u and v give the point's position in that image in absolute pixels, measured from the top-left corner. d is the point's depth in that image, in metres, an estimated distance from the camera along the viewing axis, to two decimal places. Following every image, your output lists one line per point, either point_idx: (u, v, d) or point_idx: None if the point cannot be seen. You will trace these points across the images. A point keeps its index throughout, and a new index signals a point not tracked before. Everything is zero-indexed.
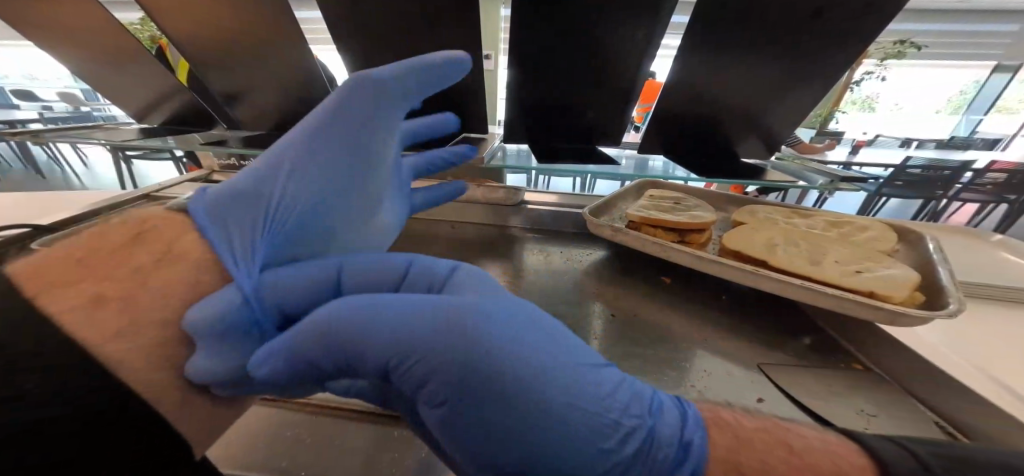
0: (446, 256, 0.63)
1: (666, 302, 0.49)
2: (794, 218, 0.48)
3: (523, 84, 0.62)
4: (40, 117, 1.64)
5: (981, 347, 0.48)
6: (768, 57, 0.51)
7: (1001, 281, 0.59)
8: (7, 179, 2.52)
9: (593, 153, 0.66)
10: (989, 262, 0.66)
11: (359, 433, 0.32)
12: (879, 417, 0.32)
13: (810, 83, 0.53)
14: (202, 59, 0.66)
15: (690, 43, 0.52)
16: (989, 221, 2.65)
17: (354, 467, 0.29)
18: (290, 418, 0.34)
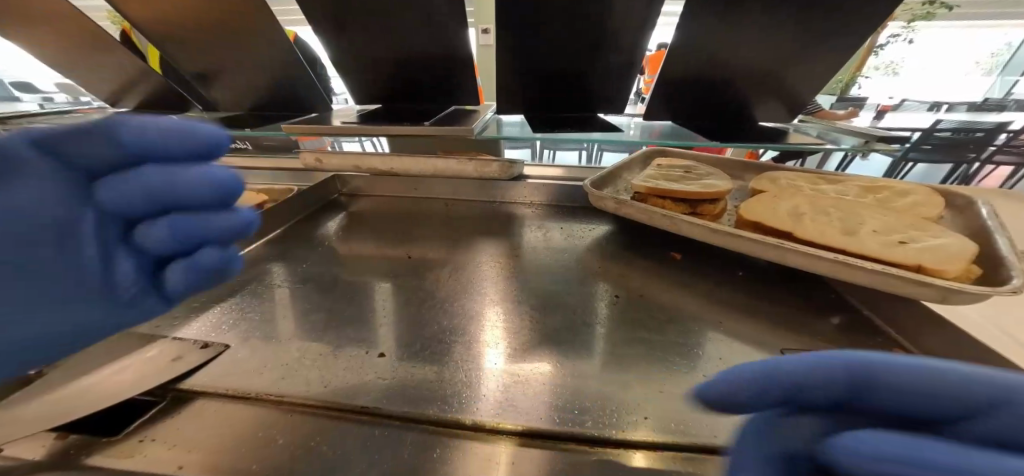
0: (439, 238, 0.60)
1: (680, 281, 0.45)
2: (821, 184, 0.43)
3: (515, 51, 0.55)
4: (47, 109, 1.66)
5: None
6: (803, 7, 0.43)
7: None
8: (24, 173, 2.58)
9: (594, 122, 0.60)
10: None
11: (317, 426, 0.27)
12: None
13: (852, 34, 0.45)
14: (167, 40, 0.59)
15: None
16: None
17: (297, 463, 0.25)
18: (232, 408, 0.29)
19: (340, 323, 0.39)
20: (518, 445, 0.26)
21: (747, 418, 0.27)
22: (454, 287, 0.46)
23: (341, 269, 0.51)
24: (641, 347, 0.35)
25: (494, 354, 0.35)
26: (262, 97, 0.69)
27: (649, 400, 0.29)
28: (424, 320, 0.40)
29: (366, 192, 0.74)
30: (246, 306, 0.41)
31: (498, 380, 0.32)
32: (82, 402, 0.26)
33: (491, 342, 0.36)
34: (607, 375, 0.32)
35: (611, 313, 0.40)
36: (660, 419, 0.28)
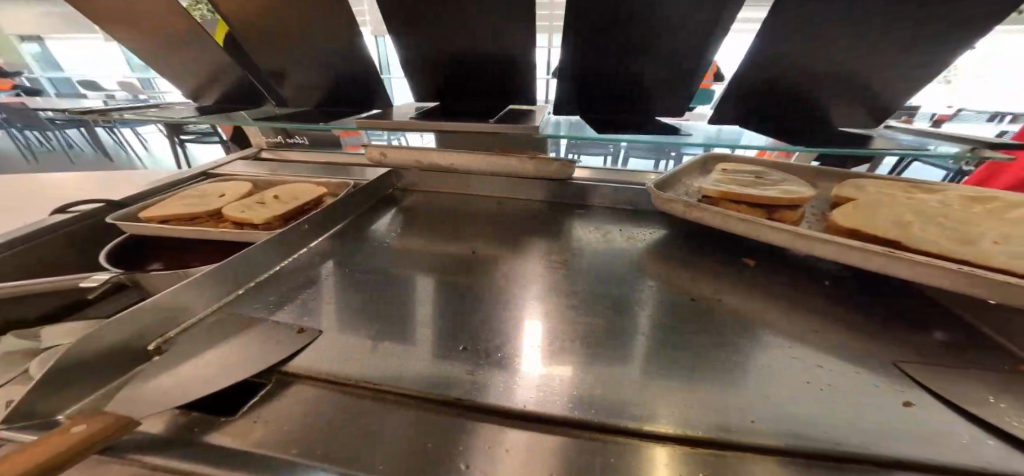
0: (496, 235, 0.61)
1: (753, 285, 0.44)
2: (917, 192, 0.40)
3: (580, 50, 0.55)
4: (123, 105, 1.82)
5: None
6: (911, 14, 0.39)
7: None
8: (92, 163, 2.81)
9: (655, 125, 0.59)
10: None
11: (419, 417, 0.28)
12: None
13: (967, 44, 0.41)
14: (247, 38, 0.62)
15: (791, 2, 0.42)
16: None
17: (411, 449, 0.26)
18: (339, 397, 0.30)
19: (415, 315, 0.41)
20: (545, 431, 0.27)
21: (785, 419, 0.27)
22: (518, 283, 0.47)
23: (406, 262, 0.53)
24: (729, 352, 0.34)
25: (540, 350, 0.35)
26: (327, 95, 0.72)
27: (704, 397, 0.29)
28: (496, 314, 0.41)
29: (419, 188, 0.76)
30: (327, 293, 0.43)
31: (552, 376, 0.31)
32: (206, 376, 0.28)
33: (536, 338, 0.36)
34: (652, 373, 0.31)
35: (684, 315, 0.39)
36: (684, 412, 0.28)
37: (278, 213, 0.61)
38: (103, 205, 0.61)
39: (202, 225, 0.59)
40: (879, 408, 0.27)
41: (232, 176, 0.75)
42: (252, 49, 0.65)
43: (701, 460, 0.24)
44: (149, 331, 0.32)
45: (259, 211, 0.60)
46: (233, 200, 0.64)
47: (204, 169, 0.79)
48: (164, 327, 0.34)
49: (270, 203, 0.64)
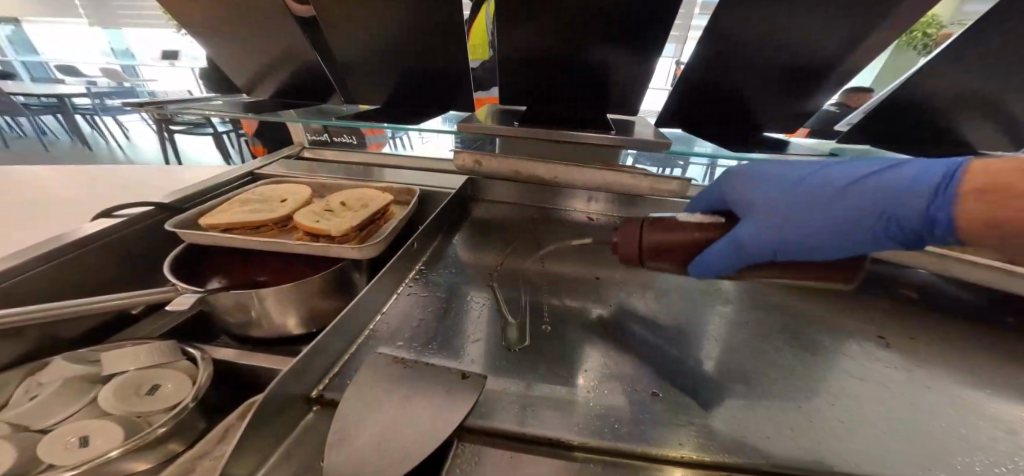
0: (594, 254, 0.56)
1: (898, 331, 0.42)
2: None
3: (704, 61, 0.51)
4: (117, 88, 1.67)
5: None
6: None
7: None
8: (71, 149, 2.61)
9: (769, 141, 0.55)
10: None
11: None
12: None
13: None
14: (330, 26, 0.56)
15: (973, 32, 0.39)
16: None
17: None
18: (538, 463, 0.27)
19: (566, 358, 0.37)
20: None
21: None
22: (653, 316, 0.44)
23: (519, 288, 0.47)
24: (908, 408, 0.33)
25: (722, 394, 0.34)
26: (400, 93, 0.66)
27: (906, 455, 0.29)
28: (652, 357, 0.38)
29: (493, 198, 0.71)
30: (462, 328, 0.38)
31: (753, 425, 0.31)
32: (412, 440, 0.24)
33: (704, 380, 0.35)
34: (844, 425, 0.31)
35: (854, 366, 0.38)
36: (890, 469, 0.28)
37: (355, 223, 0.53)
38: (152, 209, 0.53)
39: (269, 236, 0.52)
40: None
41: (286, 179, 0.68)
42: (330, 39, 0.58)
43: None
44: (307, 376, 0.28)
45: (335, 220, 0.54)
46: (299, 206, 0.58)
47: (249, 168, 0.71)
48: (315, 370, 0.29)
49: (339, 211, 0.57)
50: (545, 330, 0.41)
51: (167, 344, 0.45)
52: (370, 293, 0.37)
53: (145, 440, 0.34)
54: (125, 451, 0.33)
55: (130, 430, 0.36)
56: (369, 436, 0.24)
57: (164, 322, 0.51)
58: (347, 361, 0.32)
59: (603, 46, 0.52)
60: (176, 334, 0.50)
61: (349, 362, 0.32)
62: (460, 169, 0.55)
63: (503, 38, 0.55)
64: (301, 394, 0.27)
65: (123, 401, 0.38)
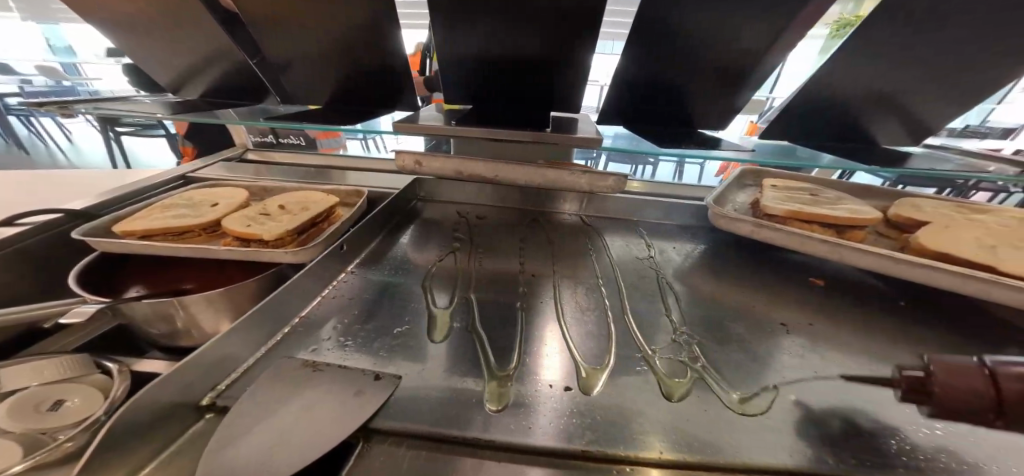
0: (537, 253, 0.56)
1: (814, 319, 0.45)
2: (972, 214, 0.42)
3: (637, 59, 0.53)
4: (68, 95, 1.59)
5: None
6: (976, 44, 0.41)
7: None
8: (17, 159, 2.46)
9: (701, 137, 0.57)
10: None
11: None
12: None
13: (1011, 78, 0.44)
14: (255, 26, 0.54)
15: (858, 37, 0.42)
16: None
17: None
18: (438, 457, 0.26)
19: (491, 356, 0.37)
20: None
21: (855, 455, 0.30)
22: (584, 312, 0.44)
23: (458, 287, 0.46)
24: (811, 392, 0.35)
25: (632, 384, 0.35)
26: (341, 91, 0.64)
27: (792, 434, 0.31)
28: (576, 352, 0.38)
29: (445, 198, 0.70)
30: (390, 331, 0.38)
31: (656, 415, 0.32)
32: (298, 441, 0.22)
33: (618, 372, 0.36)
34: (737, 411, 0.33)
35: (771, 355, 0.40)
36: (766, 450, 0.29)
37: (292, 226, 0.51)
38: (64, 216, 0.50)
39: (197, 242, 0.49)
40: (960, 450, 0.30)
41: (222, 182, 0.65)
42: (257, 37, 0.56)
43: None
44: (199, 384, 0.26)
45: (267, 224, 0.51)
46: (231, 210, 0.55)
47: (184, 170, 0.68)
48: (213, 377, 0.28)
49: (276, 215, 0.55)
50: (476, 332, 0.40)
51: (79, 358, 0.42)
52: (286, 298, 0.36)
53: (51, 455, 0.31)
54: (29, 466, 0.29)
55: (30, 447, 0.33)
56: (247, 432, 0.23)
57: (80, 336, 0.48)
58: (251, 367, 0.31)
59: (537, 47, 0.53)
60: (93, 348, 0.47)
61: (254, 367, 0.31)
62: (399, 169, 0.54)
63: (438, 38, 0.54)
64: (190, 401, 0.26)
65: (21, 421, 0.35)
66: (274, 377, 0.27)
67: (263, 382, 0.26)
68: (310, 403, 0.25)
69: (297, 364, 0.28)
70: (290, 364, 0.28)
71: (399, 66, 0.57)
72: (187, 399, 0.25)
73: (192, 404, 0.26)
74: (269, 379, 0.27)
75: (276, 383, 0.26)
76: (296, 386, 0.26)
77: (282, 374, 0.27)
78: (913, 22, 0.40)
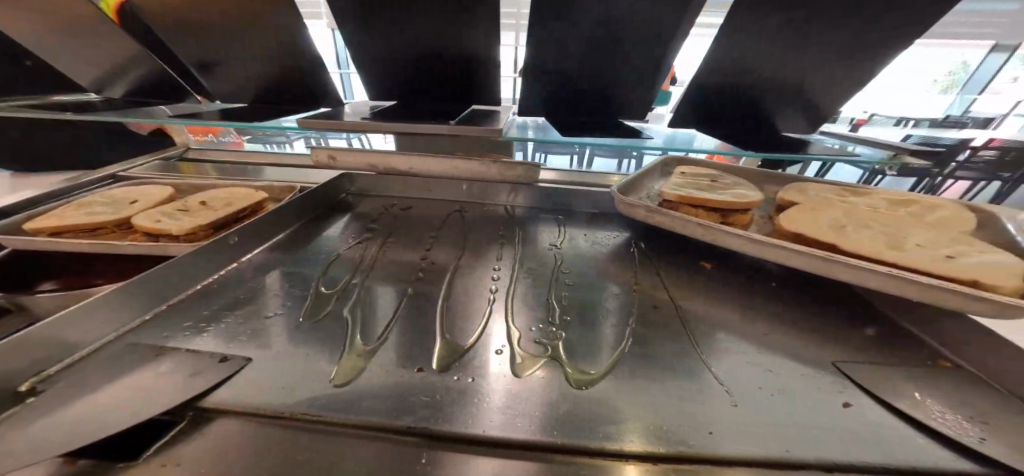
0: (454, 236, 0.55)
1: (724, 295, 0.43)
2: (851, 196, 0.43)
3: (543, 52, 0.54)
4: None
5: None
6: (850, 19, 0.42)
7: None
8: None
9: (616, 128, 0.59)
10: None
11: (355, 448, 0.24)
12: (994, 427, 0.25)
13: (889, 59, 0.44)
14: (163, 26, 0.54)
15: (733, 24, 0.44)
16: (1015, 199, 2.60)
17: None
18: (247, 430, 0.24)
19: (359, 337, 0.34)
20: (495, 456, 0.24)
21: (721, 425, 0.27)
22: (480, 293, 0.42)
23: (353, 275, 0.44)
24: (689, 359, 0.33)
25: (502, 362, 0.33)
26: (264, 90, 0.64)
27: (657, 405, 0.28)
28: (455, 332, 0.36)
29: (376, 192, 0.67)
30: (256, 311, 0.35)
31: (517, 390, 0.29)
32: (108, 416, 0.23)
33: (489, 348, 0.34)
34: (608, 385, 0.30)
35: (662, 326, 0.38)
36: (620, 421, 0.27)
37: (204, 221, 0.52)
38: None
39: (109, 239, 0.50)
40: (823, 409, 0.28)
41: (148, 180, 0.66)
42: (168, 38, 0.56)
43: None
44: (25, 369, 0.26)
45: (179, 219, 0.52)
46: (149, 207, 0.56)
47: (115, 170, 0.68)
48: None
49: (194, 211, 0.55)
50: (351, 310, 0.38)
51: None
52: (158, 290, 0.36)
53: None
54: None
55: None
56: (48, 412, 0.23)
57: None
58: (95, 352, 0.29)
59: (442, 42, 0.53)
60: None
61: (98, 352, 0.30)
62: (315, 164, 0.55)
63: (346, 36, 0.55)
64: (5, 386, 0.24)
65: None
66: (105, 362, 0.27)
67: (92, 367, 0.27)
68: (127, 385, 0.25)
69: (139, 349, 0.29)
70: (129, 350, 0.29)
71: (312, 65, 0.57)
72: (0, 382, 0.24)
73: (7, 388, 0.24)
74: (98, 365, 0.27)
75: (104, 368, 0.27)
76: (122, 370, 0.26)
77: (114, 359, 0.27)
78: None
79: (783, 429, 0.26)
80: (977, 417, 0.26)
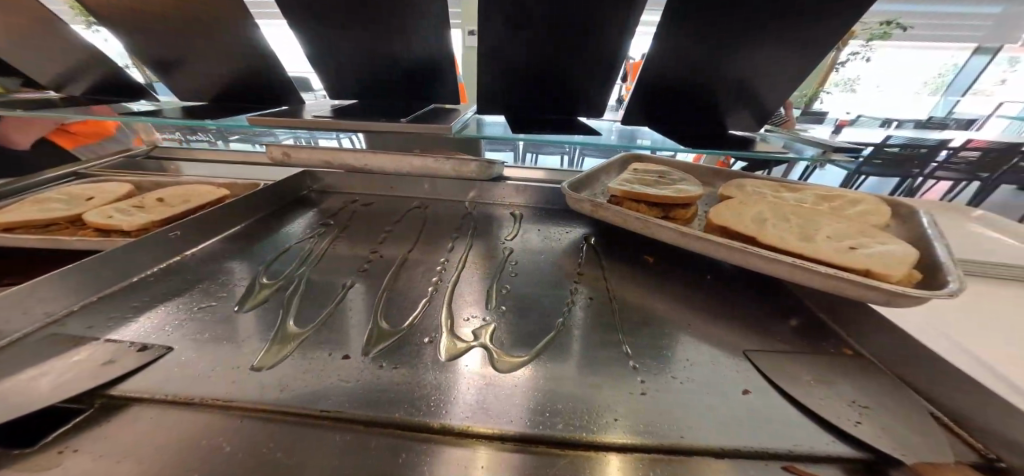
0: (409, 231, 0.56)
1: (660, 288, 0.44)
2: (782, 193, 0.44)
3: (496, 51, 0.56)
4: None
5: (997, 324, 0.42)
6: (780, 18, 0.44)
7: (1000, 259, 0.54)
8: None
9: (572, 125, 0.60)
10: (992, 240, 0.61)
11: (268, 432, 0.25)
12: (874, 409, 0.27)
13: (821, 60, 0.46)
14: (119, 25, 0.55)
15: (675, 18, 0.46)
16: (1002, 197, 2.60)
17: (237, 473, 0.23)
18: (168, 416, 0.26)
19: (292, 328, 0.35)
20: (404, 438, 0.26)
21: (625, 411, 0.28)
22: (423, 286, 0.43)
23: (299, 268, 0.45)
24: (610, 348, 0.35)
25: (429, 351, 0.34)
26: (226, 88, 0.65)
27: (568, 393, 0.30)
28: (390, 324, 0.37)
29: (338, 189, 0.68)
30: (192, 303, 0.36)
31: (461, 383, 0.30)
32: (12, 404, 0.24)
33: (421, 338, 0.35)
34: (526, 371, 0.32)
35: (593, 317, 0.39)
36: (529, 408, 0.28)
37: (158, 217, 0.52)
38: None
39: (61, 234, 0.50)
40: (724, 397, 0.29)
41: (109, 178, 0.66)
42: (126, 36, 0.57)
43: (599, 466, 0.24)
44: None
45: (132, 215, 0.52)
46: (104, 203, 0.56)
47: (76, 167, 0.68)
48: None
49: (150, 207, 0.55)
50: (293, 302, 0.39)
51: None
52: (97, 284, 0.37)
53: None
54: None
55: None
56: None
57: None
58: (14, 341, 0.29)
59: (398, 43, 0.54)
60: None
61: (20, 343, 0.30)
62: (271, 161, 0.56)
63: (303, 36, 0.55)
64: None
65: None
66: (30, 351, 0.28)
67: (14, 356, 0.28)
68: (45, 374, 0.26)
69: (65, 339, 0.30)
70: (55, 340, 0.29)
71: (271, 63, 0.58)
72: None
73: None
74: (22, 354, 0.28)
75: (25, 357, 0.28)
76: (43, 359, 0.27)
77: (37, 349, 0.28)
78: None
79: (681, 414, 0.28)
80: (862, 401, 0.28)
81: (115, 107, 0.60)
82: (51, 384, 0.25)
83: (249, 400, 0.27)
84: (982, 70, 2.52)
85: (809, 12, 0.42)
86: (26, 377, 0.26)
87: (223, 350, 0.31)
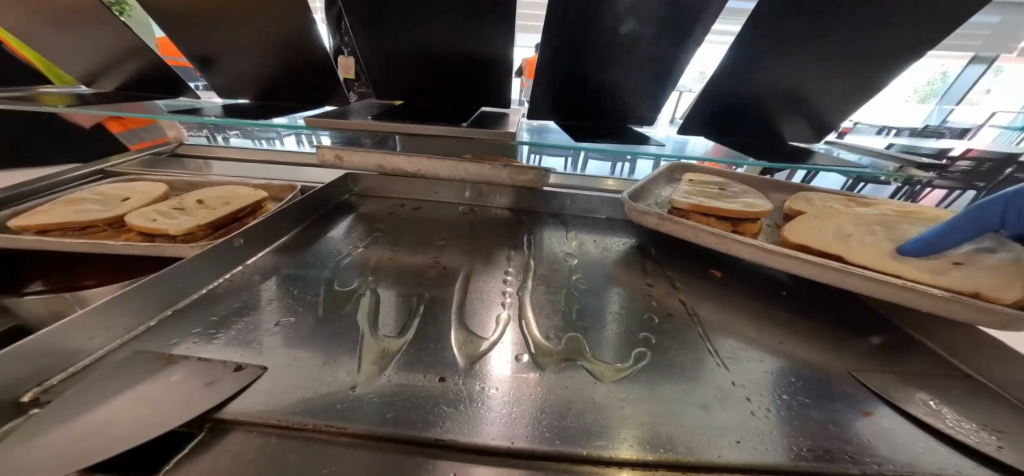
0: (462, 238, 0.54)
1: (735, 303, 0.43)
2: (855, 208, 0.44)
3: (554, 55, 0.54)
4: None
5: None
6: (858, 32, 0.44)
7: None
8: None
9: (625, 133, 0.59)
10: None
11: (391, 461, 0.24)
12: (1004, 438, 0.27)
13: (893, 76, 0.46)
14: (166, 20, 0.53)
15: (750, 31, 0.45)
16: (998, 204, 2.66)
17: None
18: (281, 444, 0.24)
19: (378, 346, 0.33)
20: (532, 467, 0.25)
21: (746, 434, 0.28)
22: (495, 298, 0.42)
23: (363, 277, 0.43)
24: (708, 366, 0.34)
25: (524, 369, 0.33)
26: (267, 87, 0.62)
27: (680, 414, 0.29)
28: (473, 339, 0.36)
29: (378, 193, 0.66)
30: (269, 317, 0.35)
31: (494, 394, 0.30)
32: (123, 431, 0.22)
33: (518, 355, 0.34)
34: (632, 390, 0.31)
35: (680, 332, 0.39)
36: (650, 431, 0.27)
37: (204, 221, 0.50)
38: None
39: (103, 237, 0.48)
40: (844, 419, 0.29)
41: (141, 177, 0.63)
42: (170, 31, 0.55)
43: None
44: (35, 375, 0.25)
45: (176, 218, 0.50)
46: (143, 204, 0.54)
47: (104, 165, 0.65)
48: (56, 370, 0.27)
49: (192, 210, 0.53)
50: (364, 316, 0.37)
51: None
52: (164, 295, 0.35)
53: None
54: None
55: None
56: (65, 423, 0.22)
57: None
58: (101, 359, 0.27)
59: (457, 46, 0.53)
60: None
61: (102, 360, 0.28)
62: (321, 163, 0.54)
63: (358, 36, 0.54)
64: (7, 396, 0.24)
65: None
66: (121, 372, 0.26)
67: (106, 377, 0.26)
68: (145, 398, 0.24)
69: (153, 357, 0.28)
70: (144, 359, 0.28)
71: (320, 62, 0.56)
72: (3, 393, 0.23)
73: (8, 399, 0.24)
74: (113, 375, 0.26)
75: (118, 378, 0.26)
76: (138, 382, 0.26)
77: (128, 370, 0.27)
78: (803, 4, 0.42)
79: (801, 436, 0.27)
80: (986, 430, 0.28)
81: (154, 104, 0.58)
82: (157, 409, 0.24)
83: (361, 427, 0.26)
84: (977, 79, 2.57)
85: (889, 28, 0.42)
86: (126, 401, 0.24)
87: (316, 370, 0.30)
